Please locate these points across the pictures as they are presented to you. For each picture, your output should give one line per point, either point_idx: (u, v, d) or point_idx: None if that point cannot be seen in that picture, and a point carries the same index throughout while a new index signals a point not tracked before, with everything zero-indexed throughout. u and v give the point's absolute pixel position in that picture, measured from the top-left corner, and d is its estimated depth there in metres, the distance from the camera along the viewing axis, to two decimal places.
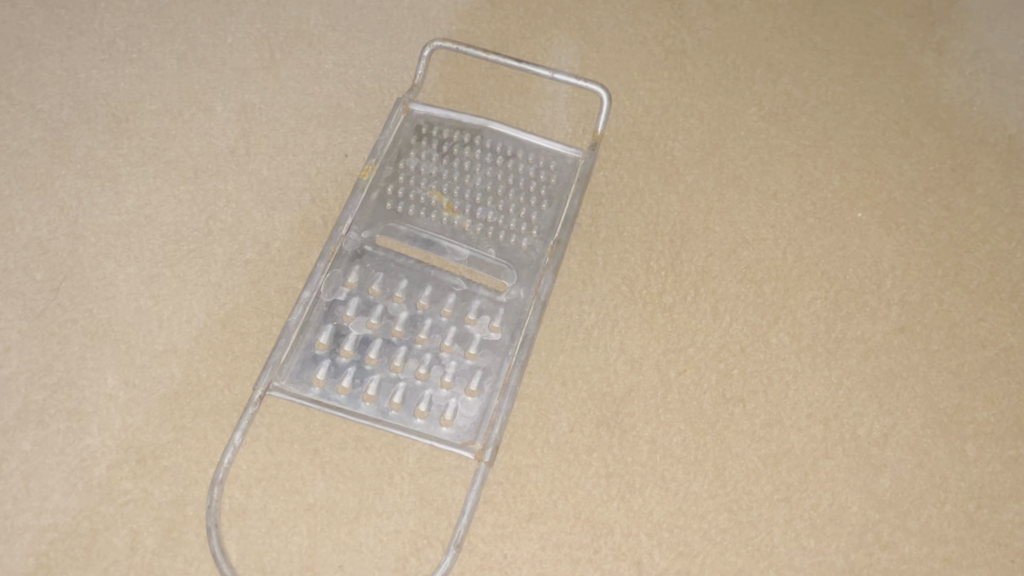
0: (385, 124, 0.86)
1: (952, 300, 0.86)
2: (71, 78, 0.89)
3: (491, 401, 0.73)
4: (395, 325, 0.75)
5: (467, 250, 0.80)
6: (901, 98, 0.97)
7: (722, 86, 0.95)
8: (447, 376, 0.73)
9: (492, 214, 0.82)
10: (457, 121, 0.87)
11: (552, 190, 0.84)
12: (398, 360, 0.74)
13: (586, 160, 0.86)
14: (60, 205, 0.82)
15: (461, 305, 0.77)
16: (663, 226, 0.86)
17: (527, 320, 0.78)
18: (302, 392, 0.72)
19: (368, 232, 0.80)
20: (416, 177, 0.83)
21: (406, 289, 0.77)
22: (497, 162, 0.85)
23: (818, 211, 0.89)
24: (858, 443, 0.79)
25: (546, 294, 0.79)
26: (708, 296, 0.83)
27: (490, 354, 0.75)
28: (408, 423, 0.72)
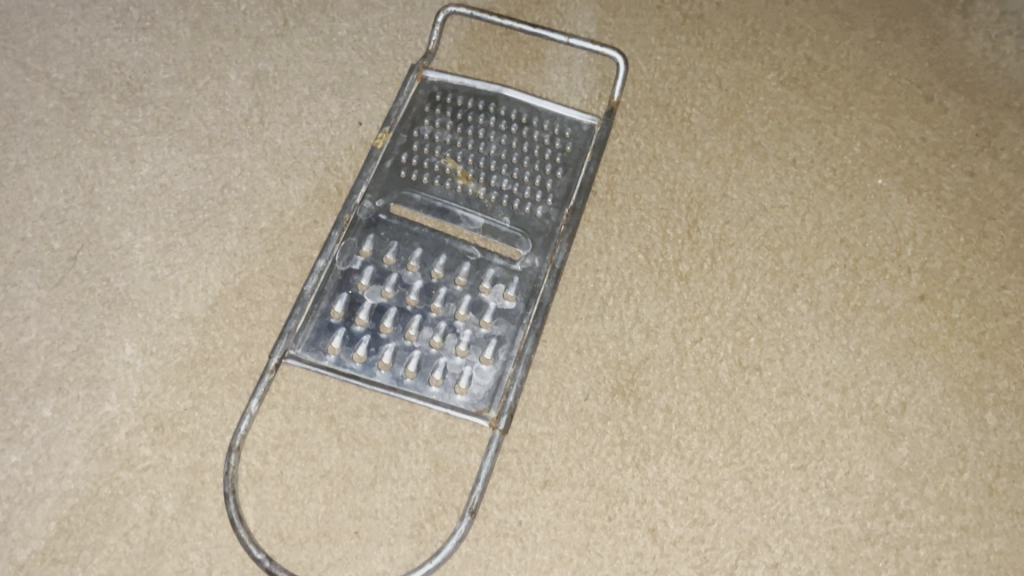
0: (399, 91, 0.86)
1: (974, 267, 0.85)
2: (85, 47, 0.89)
3: (506, 369, 0.74)
4: (409, 294, 0.75)
5: (481, 219, 0.80)
6: (924, 61, 0.95)
7: (741, 51, 0.93)
8: (462, 345, 0.73)
9: (507, 182, 0.81)
10: (472, 88, 0.86)
11: (567, 157, 0.84)
12: (413, 329, 0.74)
13: (602, 128, 0.85)
14: (77, 175, 0.83)
15: (476, 274, 0.77)
16: (680, 193, 0.85)
17: (542, 289, 0.77)
18: (317, 360, 0.73)
19: (382, 200, 0.80)
20: (430, 144, 0.83)
21: (421, 258, 0.77)
22: (512, 130, 0.84)
23: (838, 177, 0.88)
24: (876, 412, 0.78)
25: (561, 263, 0.78)
26: (724, 264, 0.82)
27: (505, 323, 0.75)
28: (423, 391, 0.72)
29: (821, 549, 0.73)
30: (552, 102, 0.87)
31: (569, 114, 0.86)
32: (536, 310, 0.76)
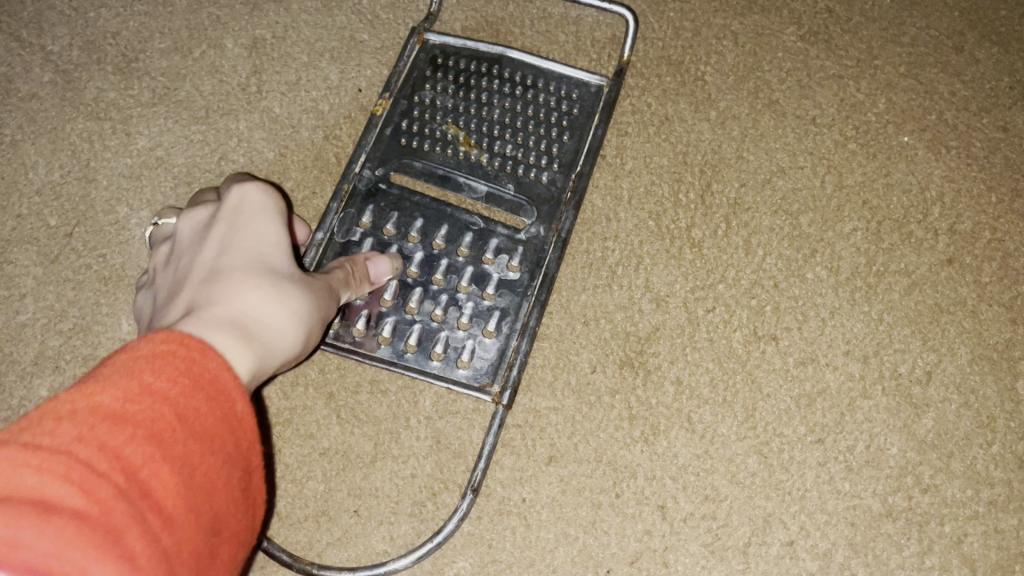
0: (399, 55, 0.82)
1: (1007, 228, 0.81)
2: (80, 18, 0.87)
3: (510, 342, 0.71)
4: (410, 266, 0.72)
5: (484, 186, 0.77)
6: (955, 11, 0.89)
7: (759, 4, 0.88)
8: (464, 319, 0.71)
9: (511, 147, 0.78)
10: (475, 50, 0.82)
11: (574, 121, 0.80)
12: (414, 301, 0.71)
13: (610, 89, 0.82)
14: (72, 149, 0.81)
15: (479, 245, 0.74)
16: (692, 156, 0.82)
17: (547, 258, 0.74)
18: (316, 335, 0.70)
19: (382, 169, 0.77)
20: (431, 110, 0.79)
21: (422, 228, 0.74)
22: (517, 93, 0.80)
23: (860, 136, 0.84)
24: (899, 382, 0.75)
25: (567, 231, 0.75)
26: (740, 229, 0.79)
27: (509, 294, 0.72)
28: (425, 365, 0.70)
29: (839, 525, 0.70)
30: (559, 63, 0.83)
31: (576, 76, 0.82)
32: (542, 281, 0.74)
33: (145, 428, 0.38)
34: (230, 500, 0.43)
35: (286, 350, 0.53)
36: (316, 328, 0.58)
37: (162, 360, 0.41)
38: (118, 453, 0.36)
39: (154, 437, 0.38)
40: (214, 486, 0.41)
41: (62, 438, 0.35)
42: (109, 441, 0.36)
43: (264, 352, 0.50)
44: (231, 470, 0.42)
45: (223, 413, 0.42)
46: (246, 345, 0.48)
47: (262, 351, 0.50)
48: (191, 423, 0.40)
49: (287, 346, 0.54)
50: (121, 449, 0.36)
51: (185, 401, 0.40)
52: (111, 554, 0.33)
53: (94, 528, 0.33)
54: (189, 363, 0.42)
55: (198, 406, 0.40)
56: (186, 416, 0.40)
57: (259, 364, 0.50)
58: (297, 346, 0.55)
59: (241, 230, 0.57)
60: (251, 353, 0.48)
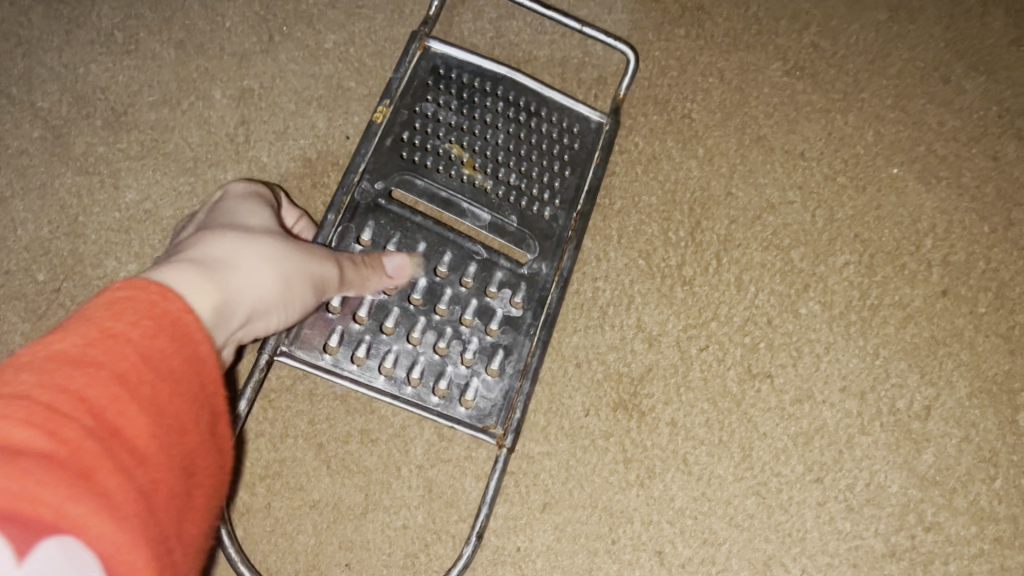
0: (399, 60, 0.75)
1: (1001, 257, 0.80)
2: (70, 74, 0.87)
3: (514, 383, 0.69)
4: (413, 293, 0.68)
5: (488, 214, 0.72)
6: (940, 42, 0.89)
7: (744, 41, 0.88)
8: (468, 355, 0.68)
9: (515, 177, 0.74)
10: (478, 65, 0.77)
11: (576, 156, 0.77)
12: (417, 332, 0.68)
13: (611, 127, 0.79)
14: (62, 204, 0.81)
15: (484, 275, 0.71)
16: (681, 195, 0.81)
17: (549, 297, 0.73)
18: (312, 360, 0.65)
19: (383, 183, 0.71)
20: (434, 125, 0.73)
21: (425, 252, 0.70)
22: (520, 118, 0.76)
23: (850, 169, 0.83)
24: (898, 417, 0.74)
25: (568, 270, 0.74)
26: (730, 266, 0.78)
27: (512, 332, 0.70)
28: (428, 401, 0.67)
29: (841, 567, 0.70)
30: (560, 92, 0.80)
31: (579, 110, 0.79)
32: (543, 319, 0.72)
33: (108, 370, 0.40)
34: (200, 440, 0.45)
35: (262, 296, 0.54)
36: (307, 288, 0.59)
37: (121, 307, 0.42)
38: (84, 395, 0.38)
39: (117, 377, 0.40)
40: (183, 424, 0.43)
41: (25, 387, 0.37)
42: (72, 386, 0.38)
43: (228, 291, 0.51)
44: (199, 411, 0.45)
45: (188, 354, 0.44)
46: (198, 276, 0.49)
47: (227, 289, 0.51)
48: (156, 362, 0.42)
49: (260, 283, 0.54)
50: (87, 390, 0.38)
51: (148, 342, 0.42)
52: (85, 490, 0.35)
53: (66, 468, 0.35)
54: (151, 308, 0.43)
55: (162, 345, 0.43)
56: (151, 356, 0.42)
57: (222, 300, 0.50)
58: (276, 298, 0.56)
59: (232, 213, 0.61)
60: (213, 290, 0.49)
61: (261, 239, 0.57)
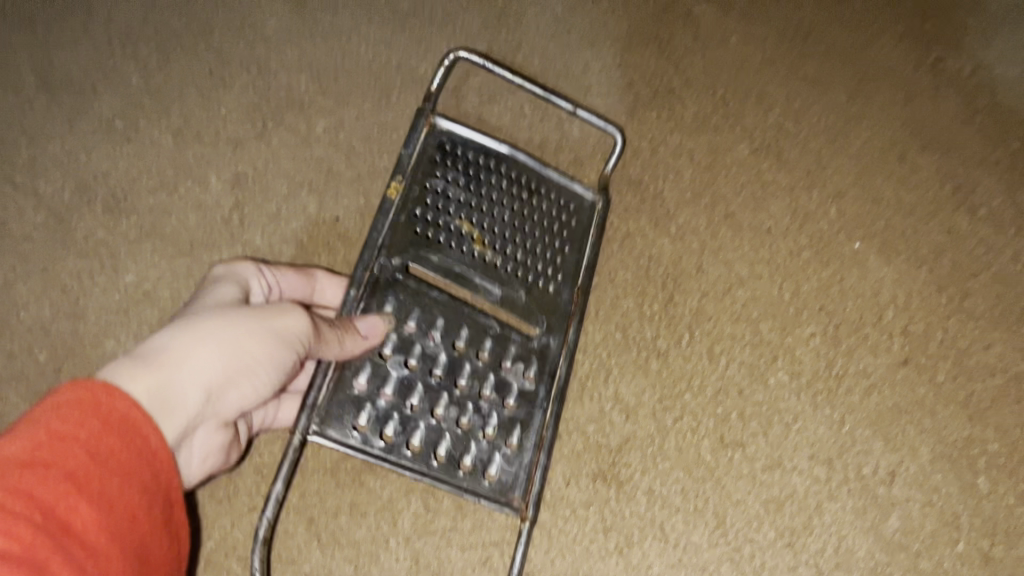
0: (410, 133, 0.76)
1: (958, 327, 0.84)
2: (72, 162, 0.91)
3: (531, 456, 0.71)
4: (435, 368, 0.69)
5: (499, 290, 0.74)
6: (898, 120, 0.96)
7: (712, 123, 0.94)
8: (490, 430, 0.70)
9: (522, 253, 0.77)
10: (482, 145, 0.80)
11: (573, 233, 0.82)
12: (442, 407, 0.68)
13: (603, 207, 0.85)
14: (62, 287, 0.85)
15: (499, 350, 0.73)
16: (655, 270, 0.85)
17: (560, 371, 0.75)
18: (343, 439, 0.64)
19: (402, 258, 0.71)
20: (446, 200, 0.75)
21: (445, 326, 0.71)
22: (522, 198, 0.80)
23: (814, 243, 0.88)
24: (864, 483, 0.77)
25: (575, 344, 0.77)
26: (702, 338, 0.82)
27: (527, 406, 0.72)
28: (454, 477, 0.67)
29: None
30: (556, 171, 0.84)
31: (575, 189, 0.84)
32: (551, 392, 0.74)
33: (55, 469, 0.43)
34: (154, 531, 0.49)
35: (214, 372, 0.55)
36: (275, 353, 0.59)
37: (66, 407, 0.46)
38: (31, 494, 0.41)
39: (66, 475, 0.44)
40: (136, 517, 0.47)
41: None
42: (21, 486, 0.41)
43: (167, 372, 0.52)
44: (153, 503, 0.48)
45: (137, 447, 0.48)
46: (130, 365, 0.51)
47: (167, 371, 0.52)
48: (105, 458, 0.45)
49: (204, 353, 0.55)
50: (34, 490, 0.42)
51: (95, 439, 0.46)
52: None
53: (22, 563, 0.38)
54: (98, 404, 0.47)
55: (109, 440, 0.46)
56: (98, 453, 0.45)
57: (158, 380, 0.51)
58: (234, 368, 0.57)
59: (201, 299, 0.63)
60: (148, 374, 0.51)
61: (208, 312, 0.57)
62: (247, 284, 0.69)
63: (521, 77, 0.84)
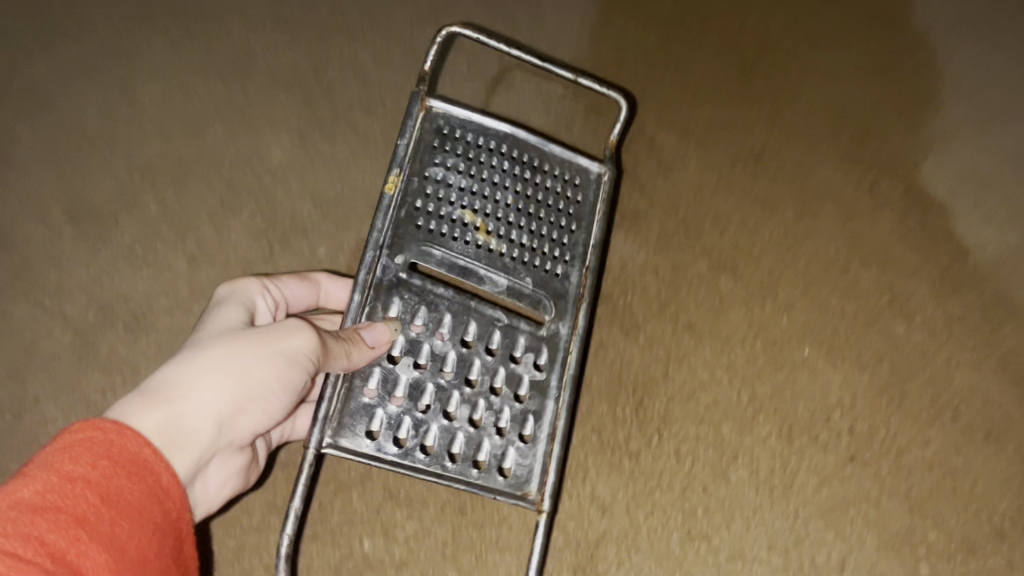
0: (405, 120, 0.77)
1: (898, 426, 0.95)
2: (96, 285, 1.01)
3: (544, 447, 0.75)
4: (445, 367, 0.72)
5: (505, 279, 0.77)
6: (840, 237, 1.08)
7: (674, 241, 1.05)
8: (503, 425, 0.73)
9: (527, 240, 0.80)
10: (480, 127, 0.81)
11: (580, 209, 0.84)
12: (453, 406, 0.71)
13: (609, 177, 0.86)
14: (90, 402, 0.94)
15: (507, 341, 0.76)
16: (626, 377, 0.94)
17: (568, 356, 0.78)
18: (356, 447, 0.67)
19: (404, 256, 0.74)
20: (447, 191, 0.77)
21: (451, 324, 0.74)
22: (524, 177, 0.82)
23: (768, 350, 0.98)
24: (817, 571, 0.86)
25: (584, 328, 0.79)
26: (670, 440, 0.91)
27: (538, 398, 0.76)
28: (469, 475, 0.71)
29: None
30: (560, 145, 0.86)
31: (580, 163, 0.85)
32: (560, 378, 0.77)
33: (66, 513, 0.48)
34: (162, 565, 0.54)
35: (221, 400, 0.61)
36: (280, 377, 0.64)
37: (77, 451, 0.51)
38: (42, 539, 0.46)
39: (75, 517, 0.49)
40: (142, 554, 0.52)
41: None
42: (33, 531, 0.46)
43: (173, 407, 0.58)
44: (159, 538, 0.53)
45: (145, 486, 0.53)
46: (139, 406, 0.56)
47: (174, 406, 0.58)
48: (113, 500, 0.50)
49: (212, 384, 0.60)
50: (45, 535, 0.47)
51: (105, 482, 0.51)
52: None
53: None
54: (107, 447, 0.52)
55: (117, 483, 0.51)
56: (107, 495, 0.50)
57: (168, 415, 0.57)
58: (240, 395, 0.62)
59: (204, 327, 0.68)
60: (153, 413, 0.56)
61: (217, 342, 0.63)
62: (252, 302, 0.76)
63: (516, 49, 0.81)
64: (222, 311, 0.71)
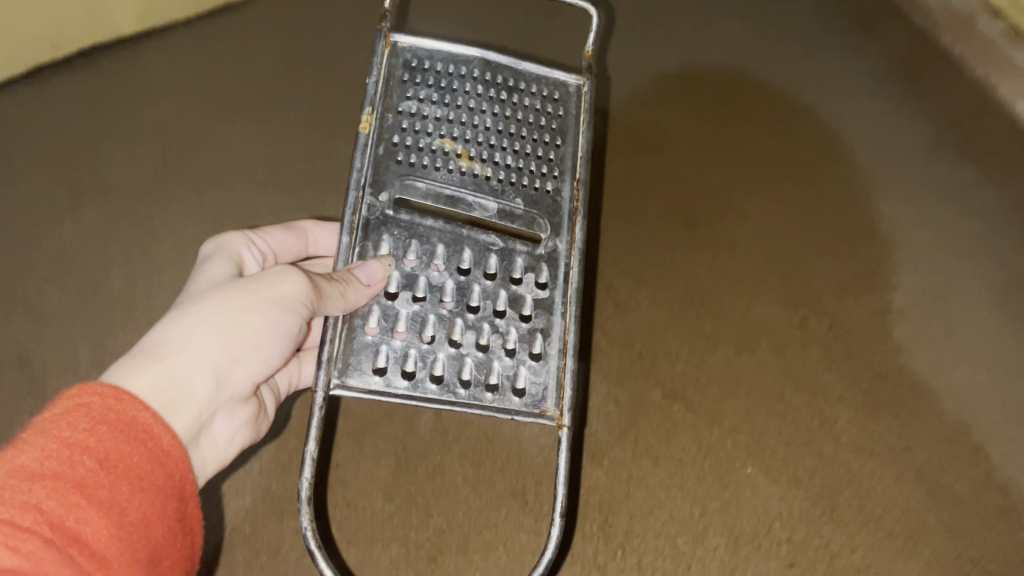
0: (372, 60, 0.86)
1: (830, 534, 1.09)
2: None
3: (556, 363, 0.80)
4: (443, 297, 0.79)
5: (494, 204, 0.85)
6: (775, 368, 1.24)
7: (631, 374, 1.20)
8: (509, 344, 0.79)
9: (514, 160, 0.88)
10: (448, 56, 0.91)
11: (563, 121, 0.93)
12: (458, 333, 0.78)
13: (587, 86, 0.95)
14: None
15: (506, 265, 0.82)
16: (592, 496, 1.09)
17: (569, 271, 0.84)
18: (365, 384, 0.73)
19: (387, 193, 0.81)
20: (424, 125, 0.86)
21: (445, 254, 0.81)
22: (501, 98, 0.91)
23: (715, 470, 1.13)
24: None
25: (582, 242, 0.85)
26: (633, 552, 1.05)
27: (543, 315, 0.82)
28: (483, 398, 0.77)
29: None
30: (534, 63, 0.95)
31: (556, 78, 0.95)
32: (564, 294, 0.84)
33: (66, 480, 0.55)
34: (163, 522, 0.61)
35: (214, 352, 0.70)
36: (269, 328, 0.74)
37: (78, 419, 0.57)
38: (40, 507, 0.53)
39: (74, 483, 0.55)
40: (143, 514, 0.59)
41: None
42: (33, 500, 0.53)
43: (167, 366, 0.67)
44: (160, 499, 0.60)
45: (141, 449, 0.60)
46: (135, 368, 0.65)
47: (169, 364, 0.67)
48: (112, 467, 0.57)
49: (204, 338, 0.70)
50: (44, 502, 0.53)
51: (103, 448, 0.57)
52: None
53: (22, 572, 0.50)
54: (106, 413, 0.59)
55: (115, 448, 0.58)
56: (104, 461, 0.57)
57: (161, 370, 0.66)
58: (233, 348, 0.72)
59: (198, 283, 0.78)
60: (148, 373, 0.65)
61: (208, 296, 0.72)
62: (239, 257, 0.86)
63: None
64: (214, 266, 0.81)
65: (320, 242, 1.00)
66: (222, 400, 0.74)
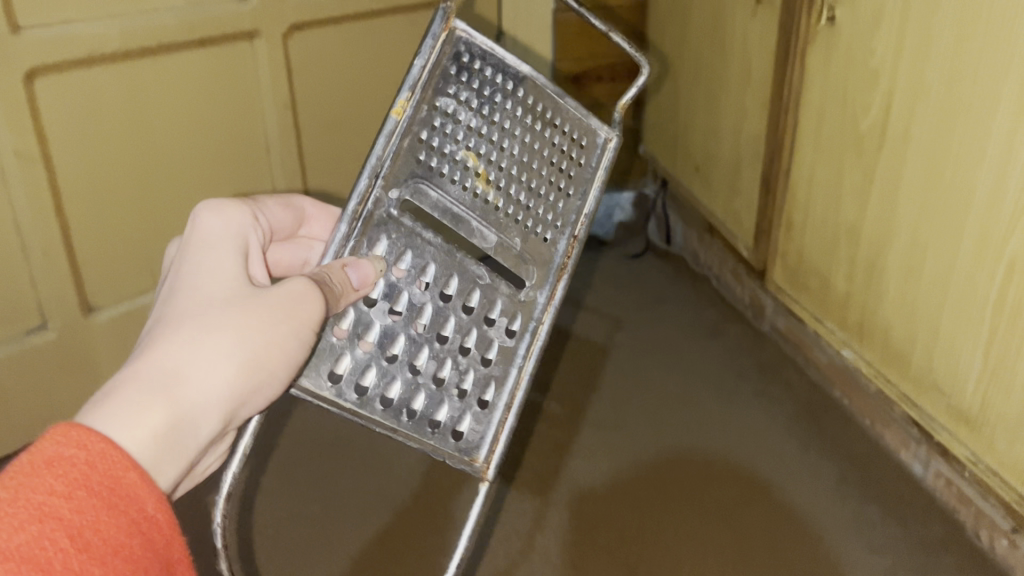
0: (426, 42, 0.80)
1: None
2: None
3: (497, 413, 0.89)
4: (419, 319, 0.82)
5: (492, 237, 0.90)
6: None
7: None
8: (460, 383, 0.86)
9: (520, 199, 0.93)
10: (503, 63, 0.89)
11: (580, 170, 1.00)
12: (421, 361, 0.82)
13: (614, 143, 1.01)
14: None
15: (484, 304, 0.88)
16: None
17: (534, 324, 0.93)
18: (318, 390, 0.76)
19: (397, 193, 0.81)
20: (454, 131, 0.86)
21: (433, 275, 0.83)
22: (531, 126, 0.94)
23: None
24: None
25: (552, 300, 0.95)
26: None
27: (499, 361, 0.89)
28: (425, 431, 0.83)
29: None
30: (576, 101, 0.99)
31: (591, 125, 1.00)
32: (524, 347, 0.92)
33: (32, 565, 0.49)
34: None
35: (226, 383, 0.67)
36: (280, 365, 0.72)
37: (54, 483, 0.51)
38: None
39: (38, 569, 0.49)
40: None
41: None
42: None
43: (176, 402, 0.63)
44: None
45: (124, 518, 0.53)
46: (142, 407, 0.60)
47: (181, 398, 0.63)
48: (85, 544, 0.51)
49: (216, 369, 0.67)
50: None
51: (78, 519, 0.51)
52: None
53: None
54: (85, 473, 0.53)
55: (92, 518, 0.52)
56: (76, 537, 0.51)
57: (171, 407, 0.62)
58: (243, 382, 0.68)
59: (205, 284, 0.74)
60: (163, 409, 0.61)
61: (224, 321, 0.70)
62: (242, 234, 0.83)
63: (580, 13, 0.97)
64: (219, 260, 0.77)
65: (312, 227, 1.02)
66: (215, 438, 0.70)
